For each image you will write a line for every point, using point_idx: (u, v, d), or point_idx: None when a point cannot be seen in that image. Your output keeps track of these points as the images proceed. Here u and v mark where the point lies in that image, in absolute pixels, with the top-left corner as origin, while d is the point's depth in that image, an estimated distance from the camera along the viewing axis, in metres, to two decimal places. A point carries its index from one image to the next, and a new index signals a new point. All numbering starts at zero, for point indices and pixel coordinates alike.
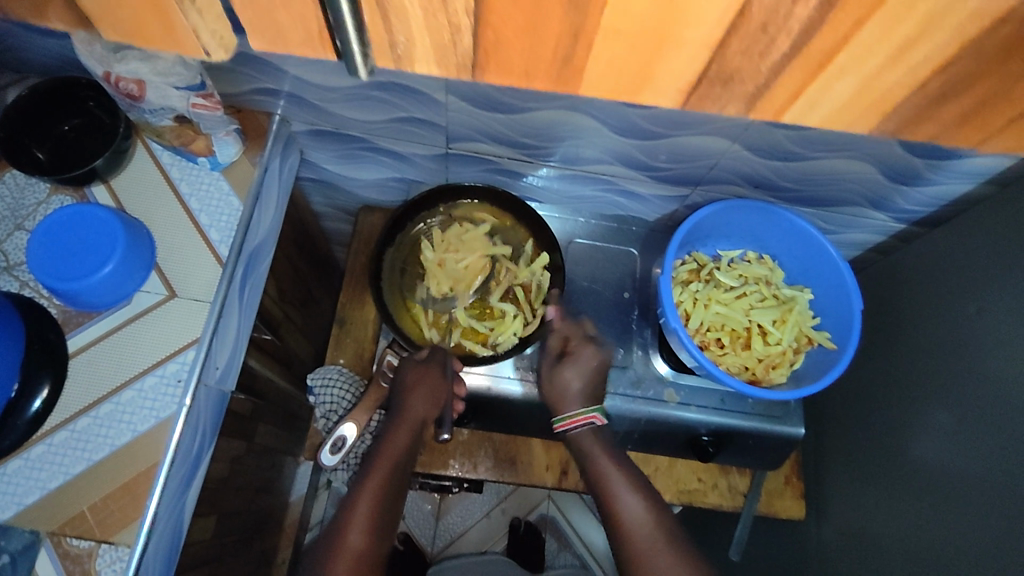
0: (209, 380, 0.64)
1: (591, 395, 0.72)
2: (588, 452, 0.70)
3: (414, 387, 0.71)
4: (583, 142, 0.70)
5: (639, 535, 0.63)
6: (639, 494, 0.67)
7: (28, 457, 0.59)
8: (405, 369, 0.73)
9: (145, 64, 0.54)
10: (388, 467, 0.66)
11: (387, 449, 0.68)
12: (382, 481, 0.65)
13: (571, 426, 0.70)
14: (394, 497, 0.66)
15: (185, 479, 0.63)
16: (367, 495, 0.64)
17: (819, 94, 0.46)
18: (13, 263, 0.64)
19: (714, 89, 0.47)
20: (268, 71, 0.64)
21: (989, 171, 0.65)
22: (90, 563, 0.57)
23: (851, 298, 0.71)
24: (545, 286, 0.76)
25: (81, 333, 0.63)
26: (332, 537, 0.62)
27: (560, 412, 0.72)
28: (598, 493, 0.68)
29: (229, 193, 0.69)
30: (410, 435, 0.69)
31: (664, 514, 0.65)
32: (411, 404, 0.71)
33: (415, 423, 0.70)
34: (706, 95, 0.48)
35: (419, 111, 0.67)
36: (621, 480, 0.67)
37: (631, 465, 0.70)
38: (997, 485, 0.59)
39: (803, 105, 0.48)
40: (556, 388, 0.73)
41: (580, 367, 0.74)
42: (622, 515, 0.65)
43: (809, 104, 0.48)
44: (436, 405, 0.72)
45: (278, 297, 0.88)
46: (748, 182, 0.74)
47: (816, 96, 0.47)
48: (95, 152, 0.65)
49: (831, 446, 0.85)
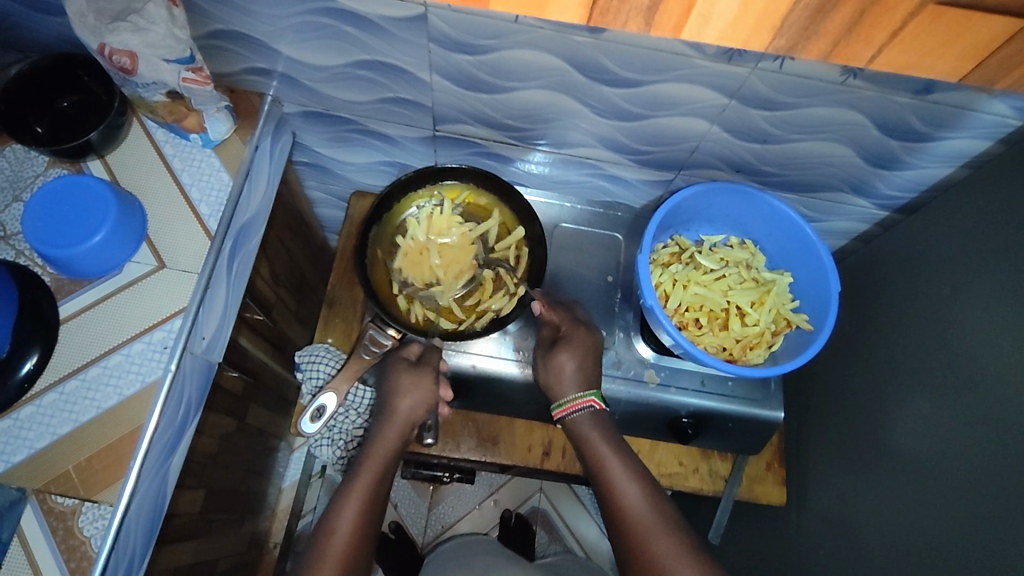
0: (195, 350, 0.65)
1: (587, 376, 0.71)
2: (586, 438, 0.69)
3: (404, 392, 0.71)
4: (568, 124, 0.71)
5: (639, 519, 0.63)
6: (640, 479, 0.66)
7: (18, 418, 0.61)
8: (395, 372, 0.72)
9: (136, 35, 0.58)
10: (375, 473, 0.67)
11: (373, 455, 0.68)
12: (369, 488, 0.66)
13: (570, 412, 0.70)
14: (381, 499, 0.67)
15: (170, 445, 0.64)
16: (356, 497, 0.65)
17: (708, 10, 0.49)
18: (10, 233, 0.66)
19: (613, 3, 0.50)
20: (262, 51, 0.67)
21: (964, 153, 0.67)
22: (73, 520, 0.59)
23: (829, 279, 0.72)
24: (525, 258, 0.77)
25: (73, 300, 0.65)
26: (319, 540, 0.63)
27: (560, 396, 0.71)
28: (599, 480, 0.67)
29: (220, 169, 0.71)
30: (400, 438, 0.70)
31: (664, 501, 0.65)
32: (399, 405, 0.71)
33: (405, 426, 0.70)
34: (608, 9, 0.50)
35: (406, 91, 0.70)
36: (621, 468, 0.67)
37: (629, 448, 0.69)
38: (973, 460, 0.59)
39: (697, 21, 0.50)
40: (552, 373, 0.71)
41: (575, 348, 0.72)
42: (624, 501, 0.65)
43: (703, 19, 0.50)
44: (424, 408, 0.72)
45: (272, 279, 0.89)
46: (730, 167, 0.75)
47: (706, 12, 0.49)
48: (90, 126, 0.67)
49: (812, 433, 0.86)
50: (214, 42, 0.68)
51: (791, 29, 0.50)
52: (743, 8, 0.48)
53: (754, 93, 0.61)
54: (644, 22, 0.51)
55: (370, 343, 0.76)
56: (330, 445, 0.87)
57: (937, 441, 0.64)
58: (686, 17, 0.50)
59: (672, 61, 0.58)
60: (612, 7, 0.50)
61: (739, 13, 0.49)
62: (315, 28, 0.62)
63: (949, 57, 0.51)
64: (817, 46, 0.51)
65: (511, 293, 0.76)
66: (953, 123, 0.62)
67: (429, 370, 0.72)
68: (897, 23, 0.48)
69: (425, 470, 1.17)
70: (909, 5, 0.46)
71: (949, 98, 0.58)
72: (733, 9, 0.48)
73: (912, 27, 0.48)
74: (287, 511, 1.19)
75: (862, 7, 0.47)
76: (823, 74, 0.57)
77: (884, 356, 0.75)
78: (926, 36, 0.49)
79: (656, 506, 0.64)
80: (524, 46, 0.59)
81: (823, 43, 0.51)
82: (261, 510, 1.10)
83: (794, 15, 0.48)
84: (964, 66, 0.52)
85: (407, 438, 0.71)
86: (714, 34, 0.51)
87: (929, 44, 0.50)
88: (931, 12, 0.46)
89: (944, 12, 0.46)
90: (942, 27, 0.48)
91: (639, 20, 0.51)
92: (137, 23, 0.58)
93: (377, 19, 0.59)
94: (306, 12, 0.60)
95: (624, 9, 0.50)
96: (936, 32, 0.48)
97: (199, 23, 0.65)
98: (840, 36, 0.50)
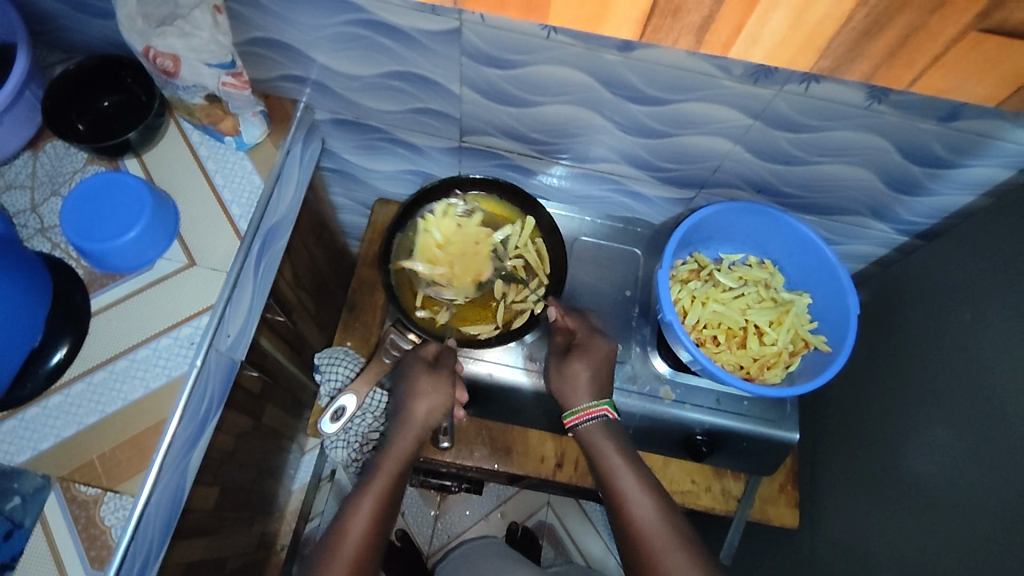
0: (221, 347, 0.67)
1: (601, 386, 0.72)
2: (600, 449, 0.69)
3: (422, 396, 0.72)
4: (592, 139, 0.72)
5: (651, 534, 0.64)
6: (651, 493, 0.67)
7: (47, 406, 0.62)
8: (415, 373, 0.73)
9: (183, 40, 0.60)
10: (389, 477, 0.68)
11: (390, 458, 0.70)
12: (382, 495, 0.67)
13: (582, 421, 0.70)
14: (392, 505, 0.68)
15: (191, 439, 0.65)
16: (372, 507, 0.66)
17: (758, 30, 0.50)
18: (47, 226, 0.68)
19: (665, 20, 0.51)
20: (297, 59, 0.70)
21: (988, 181, 0.67)
22: (94, 509, 0.60)
23: (848, 301, 0.72)
24: (545, 253, 0.77)
25: (104, 293, 0.66)
26: (329, 546, 0.64)
27: (572, 405, 0.71)
28: (611, 494, 0.67)
29: (252, 172, 0.73)
30: (416, 442, 0.71)
31: (676, 517, 0.65)
32: (415, 408, 0.72)
33: (421, 430, 0.72)
34: (658, 27, 0.52)
35: (436, 102, 0.72)
36: (634, 483, 0.67)
37: (640, 461, 0.70)
38: (988, 490, 0.58)
39: (744, 42, 0.52)
40: (566, 381, 0.72)
41: (592, 359, 0.73)
42: (635, 515, 0.65)
43: (752, 40, 0.51)
44: (442, 411, 0.73)
45: (294, 282, 0.91)
46: (752, 187, 0.76)
47: (755, 32, 0.50)
48: (131, 125, 0.69)
49: (827, 456, 0.85)
50: (254, 49, 0.70)
51: (835, 51, 0.51)
52: (790, 31, 0.50)
53: (781, 116, 0.62)
54: (694, 40, 0.53)
55: (391, 346, 0.77)
56: (345, 447, 0.85)
57: (953, 468, 0.63)
58: (735, 36, 0.51)
59: (701, 81, 0.59)
60: (663, 26, 0.52)
61: (787, 33, 0.50)
62: (351, 39, 0.64)
63: (986, 81, 0.52)
64: (860, 68, 0.52)
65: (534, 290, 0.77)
66: (978, 150, 0.62)
67: (446, 373, 0.73)
68: (938, 49, 0.49)
69: (435, 479, 1.18)
70: (953, 31, 0.47)
71: (973, 126, 0.59)
72: (781, 27, 0.49)
73: (952, 55, 0.50)
74: (296, 514, 1.21)
75: (905, 34, 0.48)
76: (850, 98, 0.58)
77: (901, 382, 0.74)
78: (964, 62, 0.50)
79: (669, 522, 0.65)
80: (555, 61, 0.60)
81: (865, 65, 0.52)
82: (270, 511, 1.11)
83: (839, 38, 0.49)
84: (1000, 91, 0.53)
85: (422, 442, 0.72)
86: (761, 54, 0.53)
87: (968, 70, 0.51)
88: (972, 39, 0.47)
89: (985, 39, 0.47)
90: (980, 53, 0.49)
91: (689, 38, 0.52)
92: (183, 28, 0.61)
93: (413, 31, 0.61)
94: (343, 23, 0.62)
95: (675, 27, 0.52)
96: (972, 60, 0.50)
97: (240, 30, 0.67)
98: (882, 58, 0.51)
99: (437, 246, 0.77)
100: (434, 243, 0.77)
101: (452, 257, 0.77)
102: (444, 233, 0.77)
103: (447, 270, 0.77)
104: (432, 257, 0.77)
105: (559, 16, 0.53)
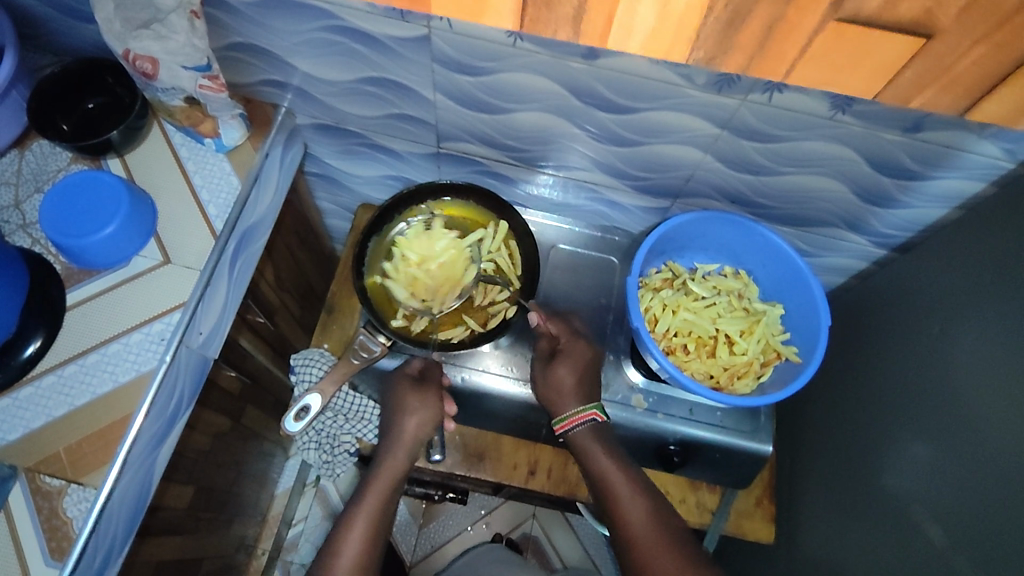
0: (192, 344, 0.67)
1: (588, 392, 0.72)
2: (588, 451, 0.69)
3: (411, 412, 0.72)
4: (565, 147, 0.73)
5: (642, 534, 0.64)
6: (643, 493, 0.67)
7: (17, 397, 0.63)
8: (401, 391, 0.73)
9: (157, 43, 0.62)
10: (381, 494, 0.69)
11: (384, 473, 0.71)
12: (374, 508, 0.68)
13: (572, 426, 0.70)
14: (386, 518, 0.69)
15: (159, 435, 0.65)
16: (364, 517, 0.67)
17: (629, 20, 0.49)
18: (28, 222, 0.70)
19: (541, 11, 0.50)
20: (279, 65, 0.71)
21: (957, 195, 0.67)
22: (57, 500, 0.61)
23: (819, 312, 0.72)
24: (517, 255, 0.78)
25: (80, 289, 0.68)
26: (326, 553, 0.66)
27: (560, 412, 0.71)
28: (604, 494, 0.68)
29: (230, 173, 0.74)
30: (408, 458, 0.72)
31: (668, 518, 0.66)
32: (405, 424, 0.72)
33: (412, 445, 0.72)
34: (537, 18, 0.51)
35: (412, 108, 0.73)
36: (625, 484, 0.68)
37: (631, 462, 0.70)
38: (954, 507, 0.58)
39: (619, 32, 0.50)
40: (551, 386, 0.72)
41: (574, 363, 0.73)
42: (628, 517, 0.66)
43: (625, 31, 0.50)
44: (430, 427, 0.73)
45: (277, 285, 0.92)
46: (726, 197, 0.77)
47: (627, 23, 0.49)
48: (114, 125, 0.71)
49: (803, 470, 0.85)
50: (234, 54, 0.72)
51: (707, 42, 0.49)
52: (660, 21, 0.48)
53: (748, 127, 0.63)
54: (573, 31, 0.52)
55: (360, 348, 0.76)
56: (317, 448, 0.86)
57: (926, 487, 0.62)
58: (609, 27, 0.50)
59: (666, 90, 0.60)
60: (543, 17, 0.51)
61: (657, 23, 0.48)
62: (327, 45, 0.66)
63: (861, 73, 0.50)
64: (734, 59, 0.51)
65: (509, 292, 0.77)
66: (944, 162, 0.62)
67: (434, 389, 0.74)
68: (803, 40, 0.48)
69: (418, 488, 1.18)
70: (812, 22, 0.46)
71: (939, 137, 0.59)
72: (651, 20, 0.48)
73: (818, 44, 0.48)
74: (278, 519, 1.21)
75: (770, 23, 0.47)
76: (813, 108, 0.58)
77: (875, 397, 0.74)
78: (835, 53, 0.49)
79: (660, 521, 0.66)
80: (525, 68, 0.61)
81: (739, 57, 0.50)
82: (251, 513, 1.11)
83: (706, 28, 0.48)
84: (875, 84, 0.51)
85: (412, 458, 0.73)
86: (638, 45, 0.51)
87: (840, 61, 0.49)
88: (834, 29, 0.46)
89: (847, 28, 0.46)
90: (847, 41, 0.47)
91: (567, 29, 0.51)
92: (159, 31, 0.62)
93: (384, 38, 0.62)
94: (317, 29, 0.63)
95: (552, 19, 0.51)
96: (845, 49, 0.48)
97: (221, 35, 0.69)
98: (755, 50, 0.49)
99: (414, 266, 0.77)
100: (410, 264, 0.77)
101: (428, 275, 0.77)
102: (420, 251, 0.78)
103: (425, 288, 0.77)
104: (409, 277, 0.77)
105: (441, 5, 0.52)
